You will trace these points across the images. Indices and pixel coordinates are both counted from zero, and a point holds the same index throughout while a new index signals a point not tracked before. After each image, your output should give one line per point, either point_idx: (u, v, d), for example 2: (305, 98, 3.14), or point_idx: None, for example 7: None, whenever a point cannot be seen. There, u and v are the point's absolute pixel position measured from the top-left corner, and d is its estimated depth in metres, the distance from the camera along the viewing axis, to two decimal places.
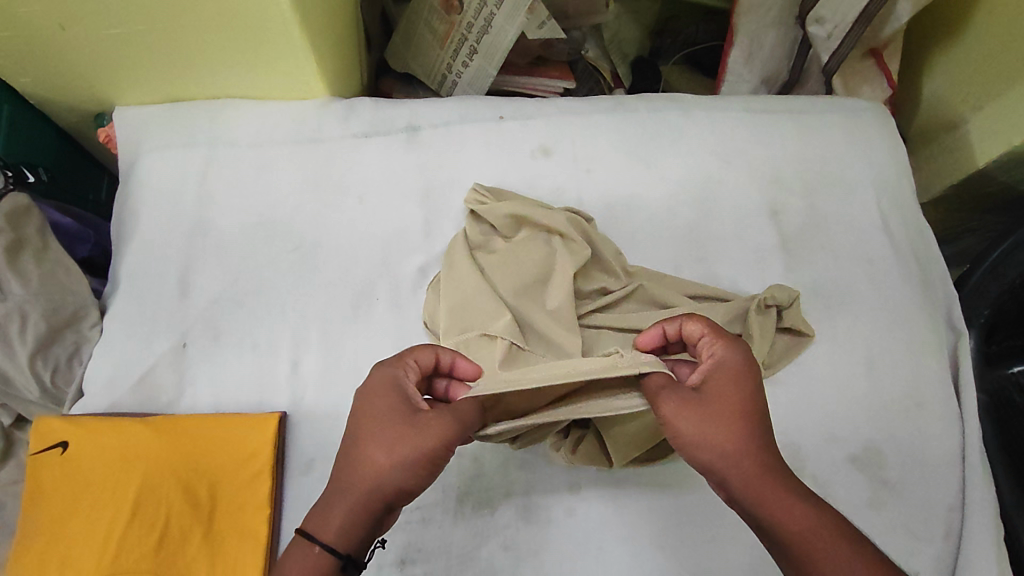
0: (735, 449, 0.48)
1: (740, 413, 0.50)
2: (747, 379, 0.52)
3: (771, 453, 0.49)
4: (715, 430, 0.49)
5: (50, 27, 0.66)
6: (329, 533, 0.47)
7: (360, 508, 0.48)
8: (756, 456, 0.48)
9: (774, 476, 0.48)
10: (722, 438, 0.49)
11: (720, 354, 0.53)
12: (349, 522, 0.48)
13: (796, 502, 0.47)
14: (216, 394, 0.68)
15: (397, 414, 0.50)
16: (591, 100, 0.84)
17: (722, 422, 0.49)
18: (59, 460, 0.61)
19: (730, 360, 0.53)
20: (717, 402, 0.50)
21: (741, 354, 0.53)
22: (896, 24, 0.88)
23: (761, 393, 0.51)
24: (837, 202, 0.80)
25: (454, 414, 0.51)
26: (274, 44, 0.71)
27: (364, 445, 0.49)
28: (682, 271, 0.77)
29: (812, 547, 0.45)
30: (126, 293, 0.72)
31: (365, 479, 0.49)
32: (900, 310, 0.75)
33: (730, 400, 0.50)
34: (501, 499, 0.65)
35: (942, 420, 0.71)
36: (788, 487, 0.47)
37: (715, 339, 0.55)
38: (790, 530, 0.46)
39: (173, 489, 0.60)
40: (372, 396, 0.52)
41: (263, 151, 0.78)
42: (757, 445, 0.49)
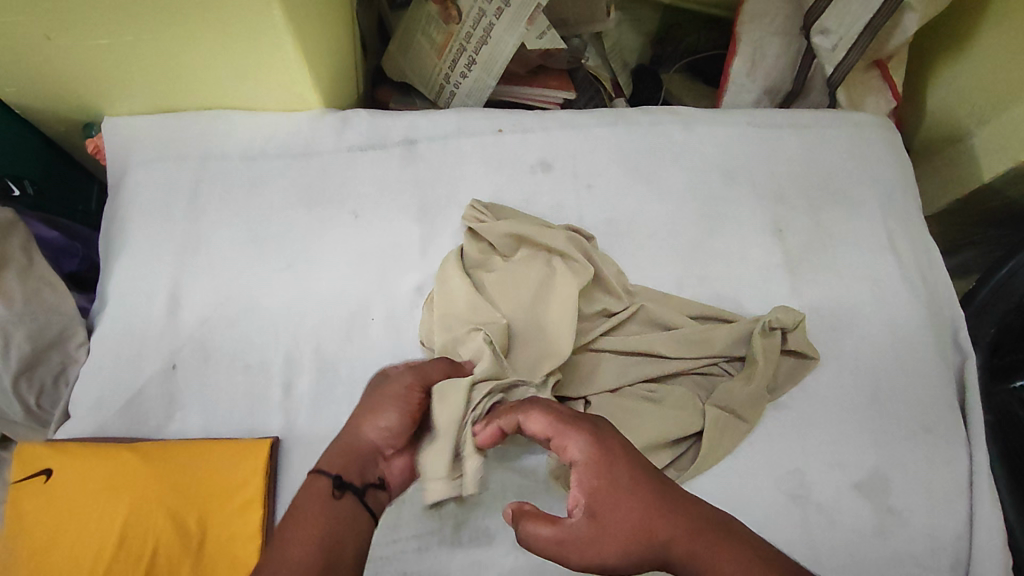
0: (652, 548, 0.44)
1: (631, 507, 0.45)
2: (617, 461, 0.47)
3: (684, 523, 0.45)
4: (621, 542, 0.44)
5: (35, 38, 0.64)
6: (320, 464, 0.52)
7: (343, 444, 0.54)
8: (681, 548, 0.44)
9: (701, 548, 0.44)
10: (635, 544, 0.44)
11: (580, 457, 0.47)
12: (335, 455, 0.53)
13: (730, 564, 0.42)
14: (206, 418, 0.66)
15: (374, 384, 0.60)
16: (591, 114, 0.82)
17: (624, 530, 0.45)
18: (42, 488, 0.59)
19: (592, 460, 0.46)
20: (605, 510, 0.45)
21: (591, 442, 0.47)
22: (902, 36, 0.86)
23: (641, 476, 0.46)
24: (842, 220, 0.79)
25: (422, 373, 0.59)
26: (267, 55, 0.69)
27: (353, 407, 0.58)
28: (685, 290, 0.75)
29: None
30: (113, 311, 0.70)
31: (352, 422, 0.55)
32: (904, 331, 0.74)
33: (616, 498, 0.45)
34: (499, 528, 0.64)
35: (948, 446, 0.70)
36: (725, 555, 0.43)
37: (561, 436, 0.48)
38: None
39: (161, 519, 0.58)
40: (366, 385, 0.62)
41: (255, 165, 0.76)
42: (672, 534, 0.44)
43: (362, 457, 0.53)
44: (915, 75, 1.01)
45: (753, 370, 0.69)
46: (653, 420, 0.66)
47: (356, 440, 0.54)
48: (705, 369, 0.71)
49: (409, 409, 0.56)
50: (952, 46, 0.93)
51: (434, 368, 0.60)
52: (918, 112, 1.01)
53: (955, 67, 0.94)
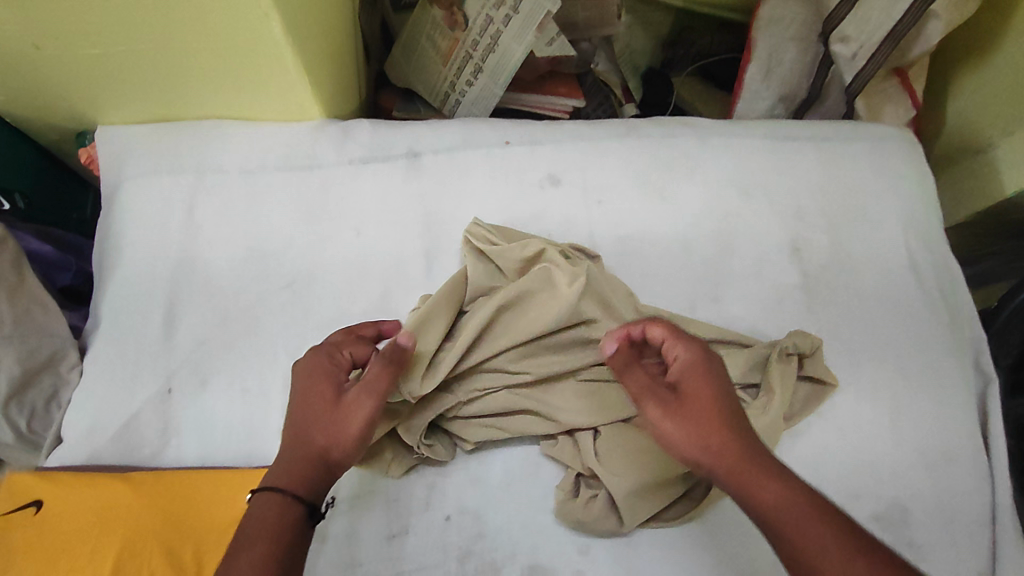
0: (711, 436, 0.50)
1: (710, 403, 0.52)
2: (712, 373, 0.54)
3: (743, 436, 0.50)
4: (689, 422, 0.52)
5: (24, 47, 0.61)
6: (287, 485, 0.49)
7: (297, 470, 0.51)
8: (729, 441, 0.50)
9: (752, 458, 0.48)
10: (693, 428, 0.51)
11: (680, 355, 0.56)
12: (288, 481, 0.50)
13: (770, 479, 0.47)
14: (203, 444, 0.64)
15: (326, 396, 0.54)
16: (602, 126, 0.79)
17: (693, 416, 0.52)
18: (31, 520, 0.57)
19: (690, 360, 0.55)
20: (688, 395, 0.53)
21: (699, 351, 0.56)
22: (925, 44, 0.83)
23: (726, 384, 0.53)
24: (862, 238, 0.76)
25: (367, 386, 0.55)
26: (266, 65, 0.66)
27: (304, 422, 0.53)
28: (699, 311, 0.72)
29: (793, 524, 0.44)
30: (107, 331, 0.68)
31: (305, 442, 0.52)
32: (925, 356, 0.72)
33: (699, 392, 0.53)
34: (506, 560, 0.62)
35: (968, 476, 0.67)
36: (761, 463, 0.48)
37: (677, 341, 0.57)
38: (767, 507, 0.46)
39: (156, 553, 0.55)
40: (305, 381, 0.56)
41: (253, 178, 0.73)
42: (728, 429, 0.50)
43: (320, 476, 0.52)
44: (936, 83, 0.97)
45: (769, 399, 0.65)
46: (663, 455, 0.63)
47: (311, 460, 0.52)
48: None
49: (364, 437, 0.53)
50: (976, 54, 0.90)
51: (376, 373, 0.56)
52: (938, 121, 0.98)
53: (978, 76, 0.90)
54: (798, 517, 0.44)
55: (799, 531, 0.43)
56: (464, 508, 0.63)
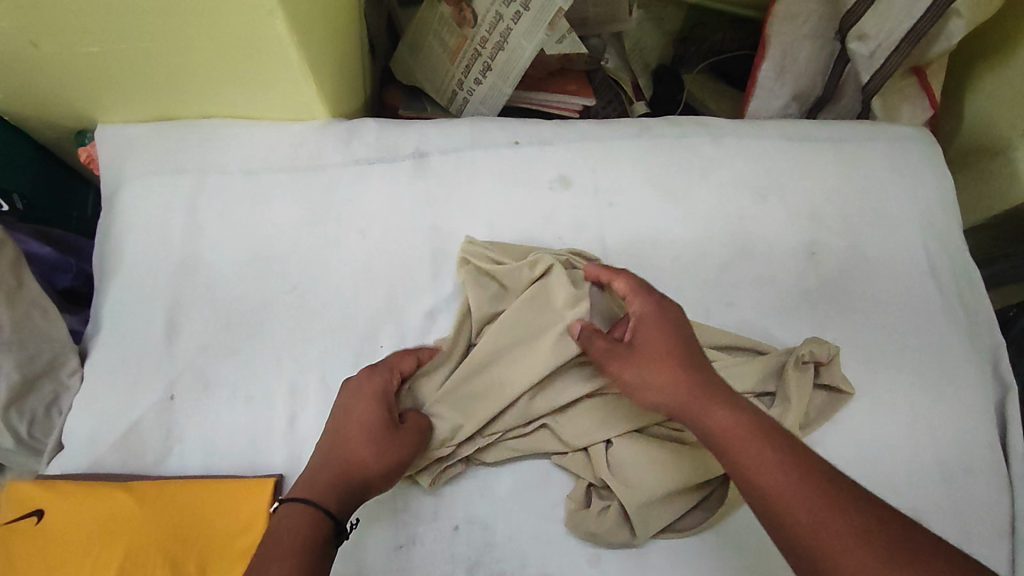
0: (668, 379, 0.53)
1: (666, 347, 0.54)
2: (667, 321, 0.56)
3: (697, 374, 0.53)
4: (647, 367, 0.54)
5: (21, 45, 0.60)
6: (324, 503, 0.52)
7: (344, 492, 0.53)
8: (683, 379, 0.52)
9: (703, 391, 0.52)
10: (651, 370, 0.53)
11: (638, 307, 0.57)
12: (333, 500, 0.52)
13: (722, 408, 0.50)
14: (207, 452, 0.63)
15: (383, 426, 0.56)
16: (613, 125, 0.77)
17: (649, 359, 0.54)
18: (32, 531, 0.56)
19: (647, 310, 0.56)
20: (643, 344, 0.55)
21: (654, 302, 0.57)
22: (945, 43, 0.81)
23: (683, 330, 0.55)
24: (880, 242, 0.74)
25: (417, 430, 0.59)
26: (270, 64, 0.64)
27: (361, 450, 0.55)
28: (712, 316, 0.71)
29: (739, 446, 0.48)
30: (108, 336, 0.67)
31: (354, 466, 0.54)
32: (945, 363, 0.70)
33: (656, 340, 0.55)
34: (515, 571, 0.61)
35: (989, 487, 0.66)
36: (714, 396, 0.51)
37: (635, 295, 0.58)
38: (717, 434, 0.50)
39: (160, 566, 0.55)
40: (365, 406, 0.57)
41: (257, 178, 0.72)
42: (683, 367, 0.53)
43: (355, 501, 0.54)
44: (954, 82, 0.95)
45: (786, 408, 0.64)
46: (678, 465, 0.62)
47: (357, 484, 0.54)
48: None
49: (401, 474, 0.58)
50: (997, 53, 0.87)
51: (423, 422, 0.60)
52: (955, 120, 0.96)
53: (999, 75, 0.88)
54: (747, 440, 0.48)
55: (746, 453, 0.48)
56: (472, 518, 0.62)
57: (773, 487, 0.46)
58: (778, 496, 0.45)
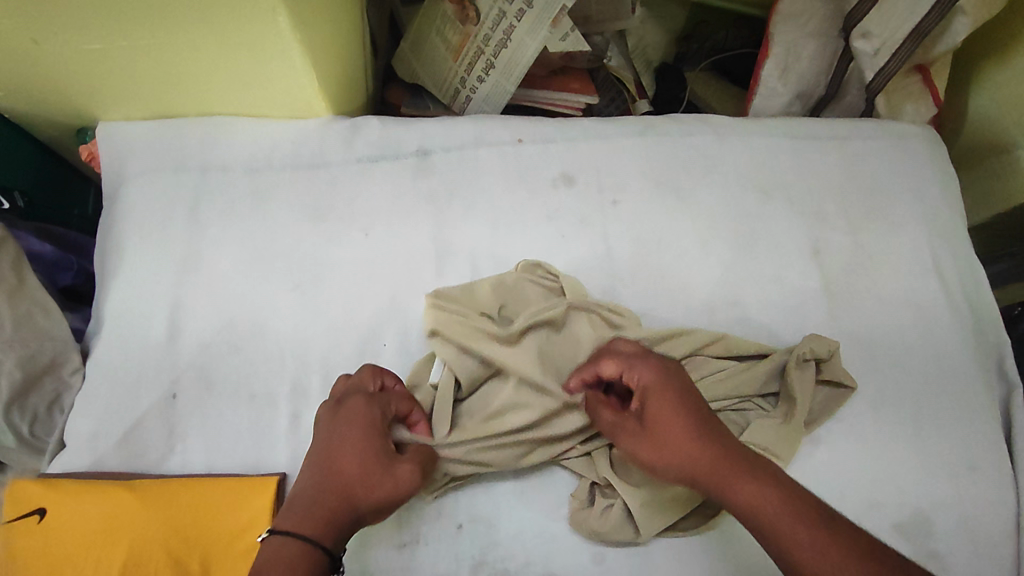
0: (687, 456, 0.52)
1: (675, 421, 0.54)
2: (669, 391, 0.55)
3: (714, 446, 0.52)
4: (662, 446, 0.53)
5: (22, 42, 0.59)
6: (320, 537, 0.48)
7: (340, 523, 0.50)
8: (701, 453, 0.52)
9: (723, 464, 0.51)
10: (667, 450, 0.53)
11: (639, 379, 0.57)
12: (330, 532, 0.49)
13: (746, 480, 0.50)
14: (209, 450, 0.62)
15: (383, 454, 0.53)
16: (617, 123, 0.77)
17: (662, 438, 0.54)
18: (34, 529, 0.56)
19: (650, 382, 0.56)
20: (653, 421, 0.55)
21: (652, 371, 0.57)
22: (952, 39, 0.80)
23: (689, 399, 0.55)
24: (885, 240, 0.74)
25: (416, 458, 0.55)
26: (272, 61, 0.64)
27: (362, 480, 0.51)
28: (716, 314, 0.70)
29: (769, 519, 0.48)
30: (110, 334, 0.66)
31: (348, 496, 0.51)
32: (949, 362, 0.70)
33: (663, 413, 0.54)
34: (519, 569, 0.61)
35: (994, 485, 0.66)
36: (735, 468, 0.51)
37: (632, 366, 0.58)
38: (747, 509, 0.49)
39: (162, 564, 0.55)
40: (364, 431, 0.53)
41: (260, 176, 0.71)
42: (698, 442, 0.52)
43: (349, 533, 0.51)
44: (958, 79, 0.95)
45: (791, 408, 0.65)
46: None
47: (350, 516, 0.50)
48: (738, 406, 0.66)
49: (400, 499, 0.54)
50: (1001, 50, 0.87)
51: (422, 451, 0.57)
52: (958, 119, 0.96)
53: (1003, 72, 0.87)
54: (780, 515, 0.47)
55: (778, 526, 0.47)
56: (476, 517, 0.62)
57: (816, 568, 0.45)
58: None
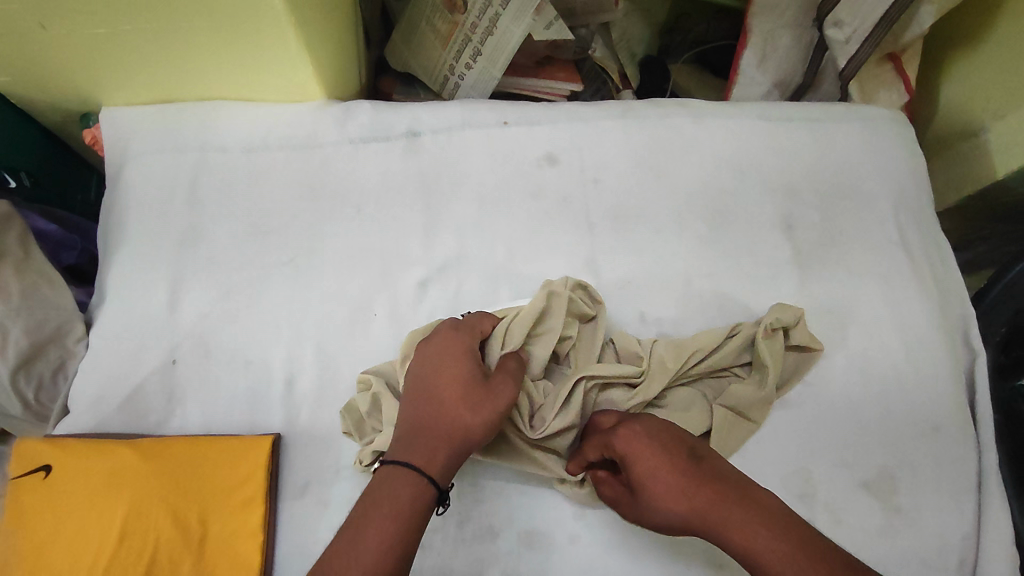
0: (684, 520, 0.54)
1: (664, 486, 0.54)
2: (647, 458, 0.56)
3: (705, 504, 0.53)
4: (659, 515, 0.55)
5: (30, 26, 0.62)
6: (429, 466, 0.53)
7: (446, 449, 0.54)
8: (696, 515, 0.53)
9: (718, 520, 0.52)
10: (666, 519, 0.54)
11: (620, 453, 0.58)
12: (437, 460, 0.54)
13: (741, 531, 0.51)
14: (208, 413, 0.66)
15: (471, 380, 0.57)
16: (599, 106, 0.81)
17: (657, 509, 0.55)
18: (40, 484, 0.59)
19: (630, 454, 0.57)
20: (642, 492, 0.55)
21: (628, 442, 0.57)
22: (918, 28, 0.84)
23: (671, 459, 0.55)
24: (854, 215, 0.78)
25: (509, 373, 0.59)
26: (267, 45, 0.67)
27: (454, 406, 0.56)
28: (692, 286, 0.74)
29: (771, 564, 0.49)
30: (113, 304, 0.69)
31: (448, 418, 0.55)
32: (915, 330, 0.73)
33: (648, 481, 0.55)
34: (503, 525, 0.64)
35: (956, 445, 0.69)
36: (730, 521, 0.52)
37: (609, 440, 0.59)
38: (752, 558, 0.51)
39: (162, 514, 0.58)
40: (450, 364, 0.58)
41: (256, 156, 0.75)
42: (689, 504, 0.53)
43: (452, 460, 0.55)
44: (930, 67, 0.98)
45: (765, 374, 0.68)
46: None
47: (451, 440, 0.55)
48: (717, 374, 0.70)
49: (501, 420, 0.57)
50: (970, 38, 0.91)
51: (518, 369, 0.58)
52: (931, 105, 0.99)
53: (972, 60, 0.91)
54: (783, 564, 0.49)
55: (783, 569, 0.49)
56: (462, 476, 0.65)
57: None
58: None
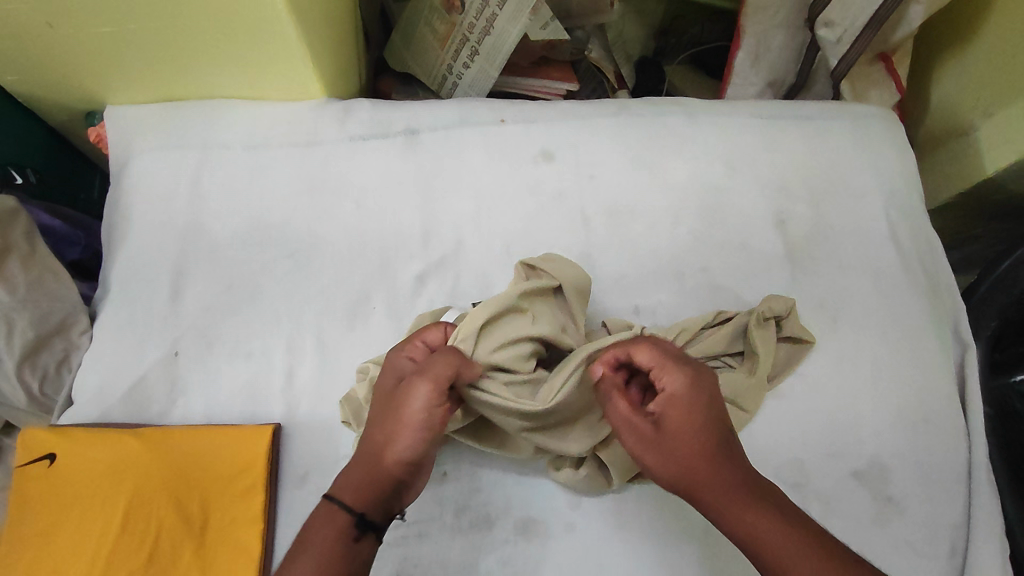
0: (701, 478, 0.51)
1: (699, 441, 0.52)
2: (697, 406, 0.53)
3: (731, 474, 0.51)
4: (672, 459, 0.52)
5: (37, 26, 0.64)
6: (345, 492, 0.53)
7: (365, 471, 0.54)
8: (715, 478, 0.50)
9: (736, 494, 0.50)
10: (678, 464, 0.51)
11: (670, 388, 0.54)
12: (357, 484, 0.53)
13: (757, 513, 0.49)
14: (210, 404, 0.67)
15: (389, 396, 0.57)
16: (594, 104, 0.82)
17: (675, 451, 0.52)
18: (45, 472, 0.60)
19: (678, 394, 0.54)
20: (675, 433, 0.52)
21: (688, 383, 0.54)
22: (907, 28, 0.85)
23: (713, 422, 0.53)
24: (845, 210, 0.79)
25: (426, 375, 0.56)
26: (268, 44, 0.68)
27: (373, 427, 0.56)
28: (686, 280, 0.75)
29: (771, 555, 0.47)
30: (117, 298, 0.71)
31: (368, 440, 0.55)
32: (906, 323, 0.74)
33: (684, 428, 0.52)
34: (500, 514, 0.65)
35: (947, 436, 0.70)
36: (748, 502, 0.49)
37: (667, 369, 0.55)
38: (750, 539, 0.48)
39: (165, 502, 0.59)
40: (379, 384, 0.59)
41: (258, 153, 0.76)
42: (713, 465, 0.51)
43: (378, 481, 0.53)
44: (921, 67, 1.00)
45: (755, 363, 0.70)
46: None
47: (369, 461, 0.54)
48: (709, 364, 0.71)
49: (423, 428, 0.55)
50: (960, 38, 0.92)
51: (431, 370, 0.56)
52: (922, 104, 1.01)
53: (961, 59, 0.92)
54: (785, 558, 0.47)
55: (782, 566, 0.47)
56: (460, 465, 0.66)
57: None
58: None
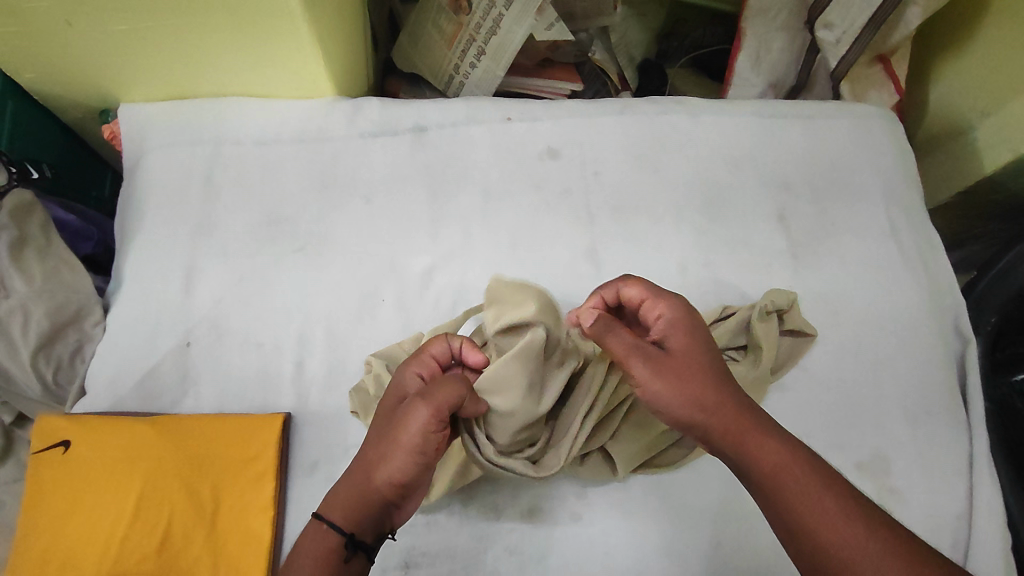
0: (710, 402, 0.51)
1: (707, 366, 0.53)
2: (700, 334, 0.55)
3: (738, 399, 0.52)
4: (680, 381, 0.52)
5: (57, 24, 0.65)
6: (336, 512, 0.52)
7: (356, 494, 0.53)
8: (723, 401, 0.51)
9: (745, 417, 0.50)
10: (687, 385, 0.52)
11: (667, 314, 0.57)
12: (347, 505, 0.52)
13: (768, 438, 0.49)
14: (221, 393, 0.68)
15: (388, 416, 0.55)
16: (599, 103, 0.84)
17: (683, 372, 0.52)
18: (60, 459, 0.61)
19: (676, 318, 0.56)
20: (681, 354, 0.54)
21: (688, 312, 0.57)
22: (904, 30, 0.86)
23: (714, 350, 0.55)
24: (847, 207, 0.80)
25: (428, 399, 0.53)
26: (280, 43, 0.70)
27: (371, 447, 0.54)
28: (690, 274, 0.76)
29: (788, 478, 0.47)
30: (131, 290, 0.72)
31: (364, 460, 0.54)
32: (907, 317, 0.75)
33: (693, 352, 0.54)
34: (507, 503, 0.66)
35: (948, 428, 0.71)
36: (759, 426, 0.50)
37: (662, 299, 0.58)
38: (766, 465, 0.48)
39: (176, 489, 0.60)
40: (383, 400, 0.57)
41: (269, 149, 0.78)
42: (720, 389, 0.52)
43: (368, 504, 0.52)
44: (919, 69, 1.02)
45: (758, 355, 0.70)
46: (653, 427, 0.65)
47: (363, 484, 0.53)
48: None
49: (414, 456, 0.52)
50: (957, 40, 0.94)
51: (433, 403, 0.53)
52: (920, 106, 1.03)
53: (959, 61, 0.94)
54: (796, 477, 0.47)
55: (800, 488, 0.46)
56: None
57: (828, 534, 0.44)
58: (832, 542, 0.44)
